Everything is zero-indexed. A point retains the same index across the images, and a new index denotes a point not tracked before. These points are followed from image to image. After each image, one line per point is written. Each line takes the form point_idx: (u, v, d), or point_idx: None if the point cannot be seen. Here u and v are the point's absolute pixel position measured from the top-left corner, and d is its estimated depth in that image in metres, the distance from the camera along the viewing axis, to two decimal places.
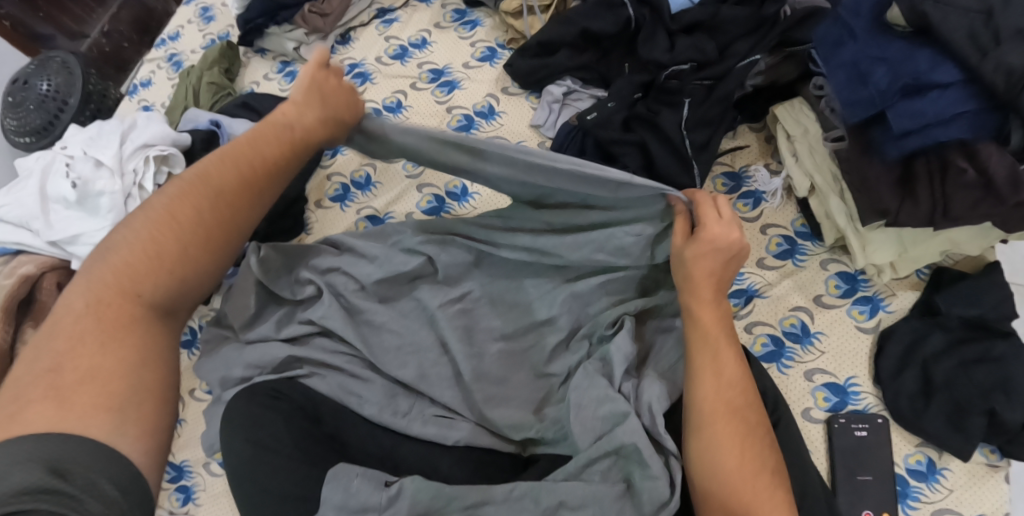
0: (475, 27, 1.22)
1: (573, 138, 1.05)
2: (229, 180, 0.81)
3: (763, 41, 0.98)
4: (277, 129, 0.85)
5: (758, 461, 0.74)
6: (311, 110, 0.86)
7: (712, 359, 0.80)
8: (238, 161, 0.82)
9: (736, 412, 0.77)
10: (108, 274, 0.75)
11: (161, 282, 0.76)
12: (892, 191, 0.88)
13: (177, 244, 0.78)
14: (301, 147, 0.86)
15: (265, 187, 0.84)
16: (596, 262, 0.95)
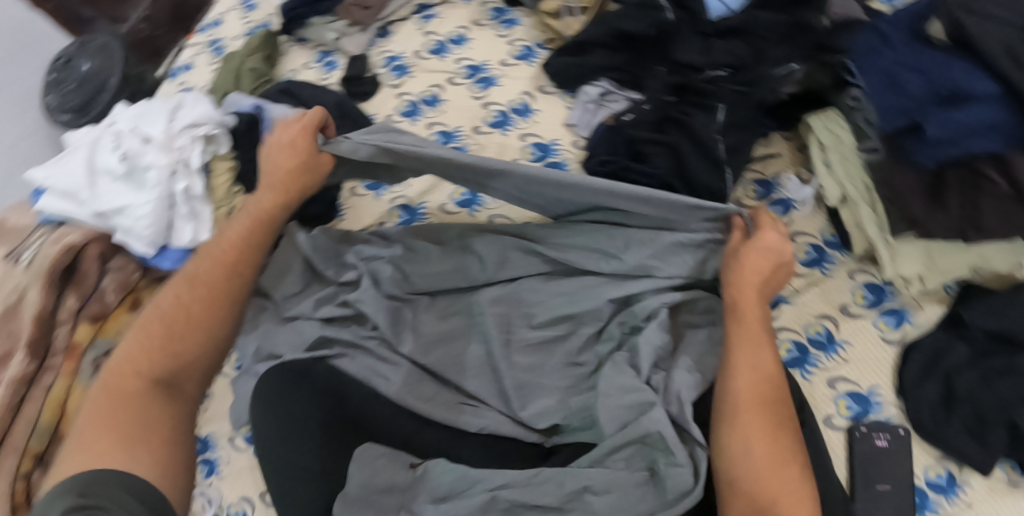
0: (513, 26, 1.24)
1: (607, 138, 1.07)
2: (237, 259, 0.96)
3: (799, 47, 1.00)
4: (251, 214, 0.98)
5: (787, 452, 0.78)
6: (269, 180, 0.97)
7: (744, 352, 0.84)
8: (225, 250, 0.96)
9: (767, 403, 0.80)
10: (118, 372, 0.89)
11: (159, 358, 0.89)
12: (924, 202, 0.90)
13: (162, 324, 0.91)
14: (271, 217, 0.98)
15: (252, 257, 0.97)
16: (647, 266, 0.99)
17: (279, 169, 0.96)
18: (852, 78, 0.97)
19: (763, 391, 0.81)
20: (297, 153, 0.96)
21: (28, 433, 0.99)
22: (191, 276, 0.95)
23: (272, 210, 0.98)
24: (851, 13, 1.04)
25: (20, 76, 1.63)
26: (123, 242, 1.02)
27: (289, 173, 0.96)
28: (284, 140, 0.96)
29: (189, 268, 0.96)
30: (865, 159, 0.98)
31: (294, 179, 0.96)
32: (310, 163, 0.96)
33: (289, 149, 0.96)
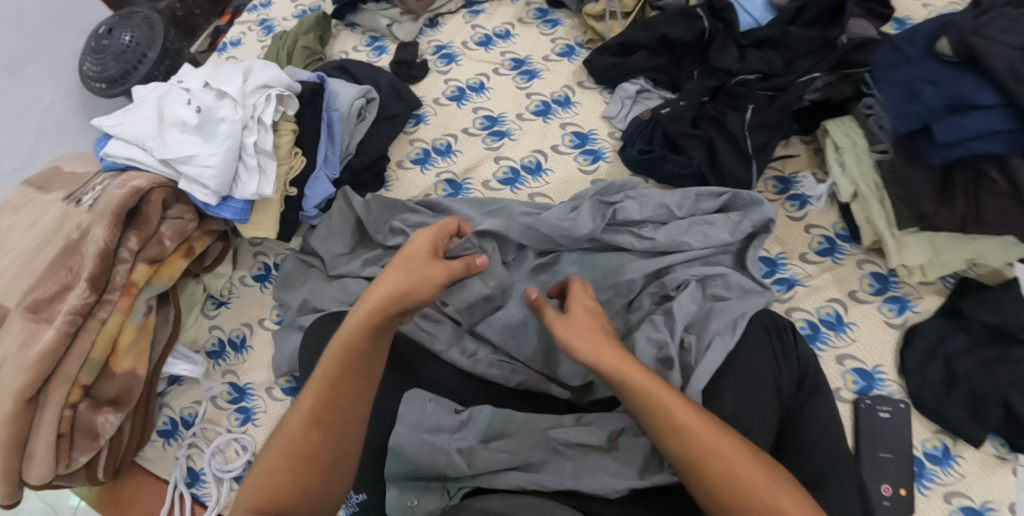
0: (555, 26, 1.35)
1: (644, 129, 1.19)
2: (329, 404, 0.83)
3: (825, 60, 1.12)
4: (338, 347, 0.85)
5: (710, 425, 0.81)
6: (365, 299, 0.86)
7: (633, 374, 0.84)
8: (313, 394, 0.84)
9: (675, 397, 0.83)
10: (281, 449, 0.83)
11: (324, 435, 0.83)
12: (932, 198, 1.01)
13: (337, 401, 0.84)
14: (354, 342, 0.84)
15: (344, 392, 0.84)
16: (679, 242, 1.09)
17: (384, 289, 0.86)
18: (869, 89, 1.10)
19: (648, 387, 0.83)
20: (426, 267, 0.88)
21: (80, 365, 1.04)
22: (286, 428, 0.83)
23: (359, 339, 0.85)
24: (867, 32, 1.16)
25: (58, 42, 1.48)
26: (187, 190, 1.09)
27: (395, 291, 0.86)
28: (414, 250, 0.89)
29: (300, 401, 0.85)
30: (876, 160, 1.09)
31: (393, 295, 0.85)
32: (428, 275, 0.87)
33: (405, 264, 0.88)
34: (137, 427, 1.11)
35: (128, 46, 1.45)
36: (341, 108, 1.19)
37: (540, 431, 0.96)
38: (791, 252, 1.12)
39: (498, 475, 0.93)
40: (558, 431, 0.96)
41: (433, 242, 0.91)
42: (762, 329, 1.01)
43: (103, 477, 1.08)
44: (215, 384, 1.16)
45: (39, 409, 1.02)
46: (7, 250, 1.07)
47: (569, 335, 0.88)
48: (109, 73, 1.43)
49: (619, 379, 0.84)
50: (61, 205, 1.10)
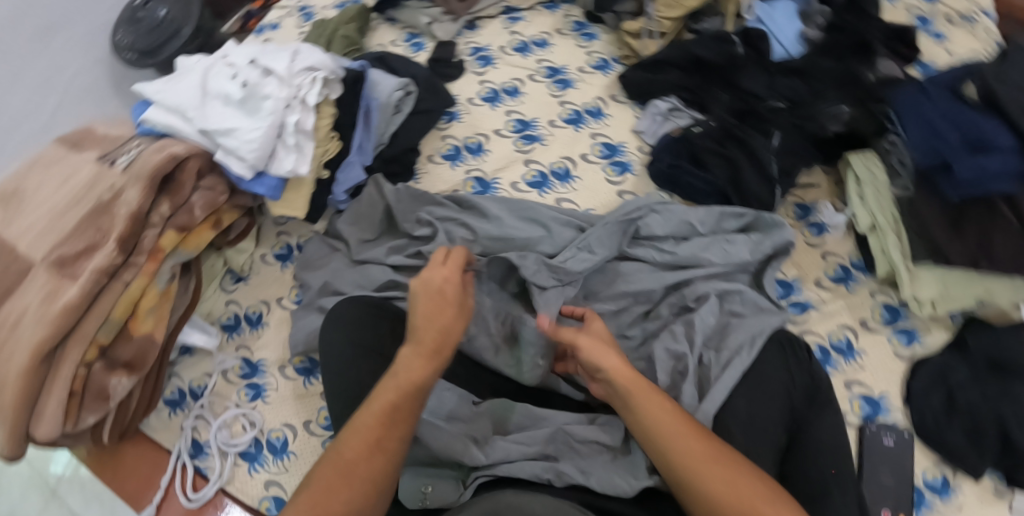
0: (592, 39, 1.39)
1: (672, 145, 1.21)
2: (390, 431, 0.82)
3: (849, 92, 1.18)
4: (401, 380, 0.85)
5: (731, 469, 0.85)
6: (421, 336, 0.87)
7: (666, 415, 0.88)
8: (375, 420, 0.82)
9: (703, 439, 0.87)
10: (330, 469, 0.80)
11: (379, 458, 0.81)
12: (944, 230, 1.06)
13: (395, 425, 0.83)
14: (418, 378, 0.85)
15: (403, 421, 0.83)
16: (702, 259, 1.12)
17: (435, 325, 0.88)
18: (892, 125, 1.15)
19: (680, 429, 0.87)
20: (451, 305, 0.90)
21: (100, 324, 1.04)
22: (343, 449, 0.81)
23: (422, 374, 0.85)
24: (893, 72, 1.20)
25: (92, 12, 1.47)
26: (223, 162, 1.09)
27: (442, 331, 0.88)
28: (432, 286, 0.91)
29: (357, 424, 0.82)
30: (896, 195, 1.14)
31: (445, 331, 0.88)
32: (459, 310, 0.90)
33: (440, 297, 0.90)
34: (145, 394, 1.11)
35: (163, 21, 1.49)
36: (380, 97, 1.21)
37: (556, 425, 0.99)
38: (807, 277, 1.15)
39: (514, 462, 0.95)
40: (573, 426, 0.99)
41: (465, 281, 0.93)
42: (777, 345, 1.04)
43: (108, 440, 1.09)
44: (228, 357, 1.16)
45: (54, 365, 1.02)
46: (38, 205, 1.09)
47: (610, 365, 0.92)
48: (141, 45, 1.48)
49: (648, 419, 0.89)
50: (94, 165, 1.11)
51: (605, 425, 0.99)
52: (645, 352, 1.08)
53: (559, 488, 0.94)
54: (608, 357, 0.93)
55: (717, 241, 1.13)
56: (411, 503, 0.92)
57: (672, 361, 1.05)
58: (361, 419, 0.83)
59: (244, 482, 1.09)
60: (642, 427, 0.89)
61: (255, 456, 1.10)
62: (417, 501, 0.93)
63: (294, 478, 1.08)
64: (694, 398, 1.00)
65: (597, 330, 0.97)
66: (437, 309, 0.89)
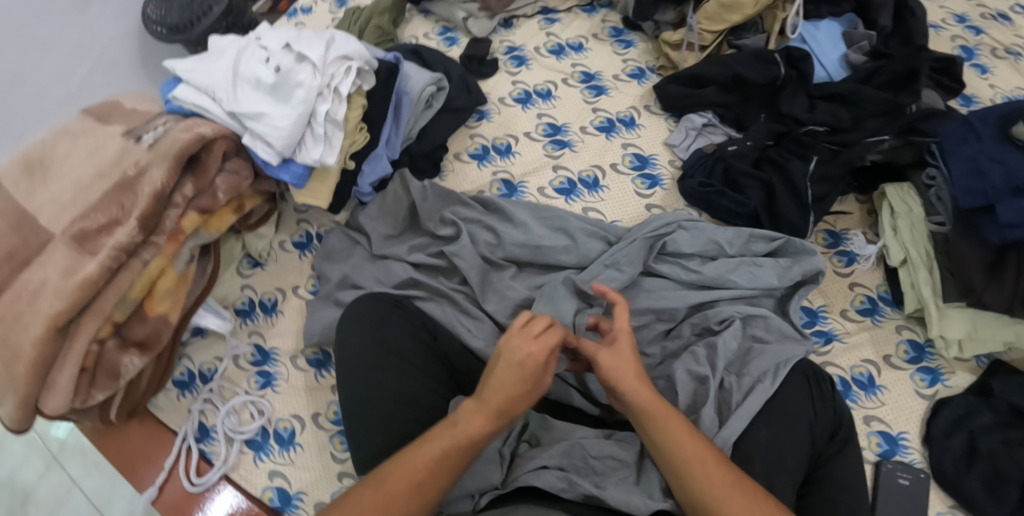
0: (629, 47, 1.37)
1: (705, 162, 1.21)
2: (436, 480, 0.82)
3: (893, 124, 1.14)
4: (459, 435, 0.84)
5: (752, 499, 0.84)
6: (490, 400, 0.85)
7: (684, 439, 0.88)
8: (424, 464, 0.82)
9: (720, 465, 0.87)
10: (368, 496, 0.81)
11: (417, 500, 0.81)
12: (981, 274, 1.05)
13: (439, 473, 0.82)
14: (476, 438, 0.84)
15: (449, 473, 0.83)
16: (730, 282, 1.10)
17: (507, 395, 0.85)
18: (933, 160, 1.12)
19: (699, 454, 0.87)
20: (525, 381, 0.85)
21: (117, 301, 1.02)
22: (388, 486, 0.81)
23: (481, 434, 0.84)
24: (934, 104, 1.18)
25: None
26: (250, 146, 1.08)
27: (510, 401, 0.85)
28: (516, 360, 0.86)
29: (407, 464, 0.82)
30: (932, 231, 1.12)
31: (516, 400, 0.85)
32: (536, 386, 0.86)
33: (520, 374, 0.85)
34: (155, 374, 1.10)
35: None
36: (412, 92, 1.19)
37: (574, 438, 0.99)
38: (833, 306, 1.14)
39: (531, 473, 0.93)
40: (589, 441, 0.97)
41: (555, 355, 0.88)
42: (802, 376, 1.03)
43: (114, 417, 1.07)
44: (240, 343, 1.15)
45: (68, 339, 1.01)
46: (61, 176, 1.07)
47: (629, 387, 0.91)
48: (172, 20, 1.41)
49: (666, 442, 0.88)
50: (122, 140, 1.09)
51: (621, 443, 0.98)
52: (665, 372, 1.07)
53: (571, 499, 0.92)
54: (633, 378, 0.91)
55: (747, 265, 1.12)
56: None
57: (694, 383, 1.03)
58: (410, 458, 0.83)
59: (248, 470, 1.08)
60: (660, 450, 0.89)
61: (262, 445, 1.09)
62: None
63: (299, 471, 1.07)
64: (713, 424, 0.98)
65: (623, 350, 0.94)
66: (515, 379, 0.85)
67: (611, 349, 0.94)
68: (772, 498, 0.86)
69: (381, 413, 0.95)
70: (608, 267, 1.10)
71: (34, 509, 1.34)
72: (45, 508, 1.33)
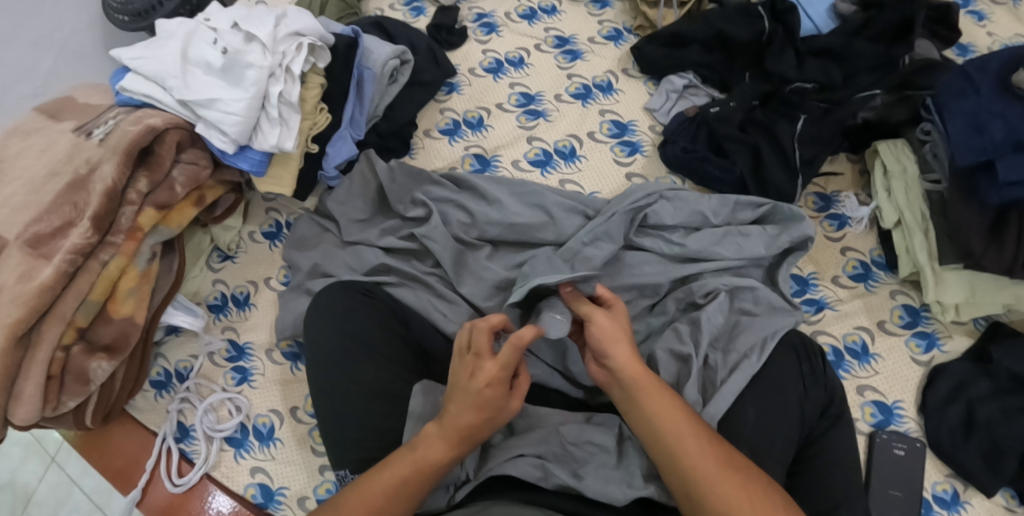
0: (604, 7, 1.31)
1: (687, 126, 1.16)
2: (393, 505, 0.79)
3: (886, 78, 1.12)
4: (420, 461, 0.81)
5: (743, 476, 0.79)
6: (451, 427, 0.81)
7: (675, 413, 0.83)
8: (382, 489, 0.80)
9: (716, 446, 0.81)
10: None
11: None
12: (982, 236, 0.99)
13: (398, 501, 0.79)
14: (437, 464, 0.81)
15: (408, 501, 0.80)
16: (716, 253, 1.05)
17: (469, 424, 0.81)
18: (928, 114, 1.07)
19: (693, 428, 0.82)
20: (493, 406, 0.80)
21: (78, 305, 0.99)
22: (345, 510, 0.79)
23: (442, 460, 0.81)
24: (929, 54, 1.13)
25: None
26: (204, 135, 1.03)
27: (471, 427, 0.81)
28: (473, 388, 0.80)
29: (366, 490, 0.80)
30: (927, 190, 1.07)
31: (479, 426, 0.81)
32: (501, 410, 0.81)
33: (478, 402, 0.80)
34: (130, 374, 1.06)
35: None
36: (373, 67, 1.13)
37: (552, 426, 0.95)
38: (824, 273, 1.09)
39: (506, 462, 0.91)
40: (567, 426, 0.95)
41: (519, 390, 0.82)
42: (791, 350, 0.99)
43: (91, 422, 1.04)
44: (214, 339, 1.11)
45: (30, 348, 0.97)
46: (13, 177, 1.01)
47: (633, 375, 0.85)
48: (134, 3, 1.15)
49: (655, 418, 0.83)
50: (72, 136, 1.03)
51: (601, 427, 0.95)
52: (648, 348, 1.03)
53: (548, 489, 0.90)
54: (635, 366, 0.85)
55: (729, 233, 1.07)
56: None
57: (676, 363, 0.99)
58: (371, 487, 0.80)
59: (229, 468, 1.05)
60: (649, 425, 0.83)
61: (241, 441, 1.06)
62: None
63: (280, 466, 1.04)
64: (697, 403, 0.95)
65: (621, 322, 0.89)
66: (473, 407, 0.80)
67: (614, 316, 0.89)
68: (762, 473, 0.80)
69: (347, 403, 0.92)
70: (585, 245, 1.05)
71: (36, 510, 1.31)
72: (46, 508, 1.30)
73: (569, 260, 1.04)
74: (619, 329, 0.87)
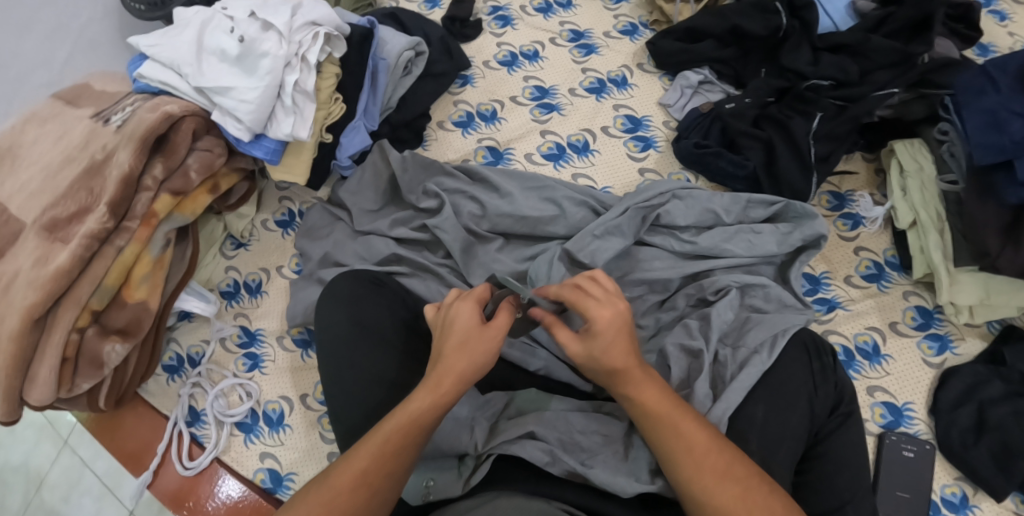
0: (621, 2, 1.31)
1: (700, 122, 1.16)
2: (382, 467, 0.80)
3: (903, 77, 1.09)
4: (405, 418, 0.82)
5: (743, 486, 0.80)
6: (434, 377, 0.84)
7: (672, 424, 0.84)
8: (370, 453, 0.80)
9: (717, 453, 0.82)
10: (321, 493, 0.78)
11: (367, 493, 0.79)
12: (998, 236, 0.98)
13: (388, 460, 0.80)
14: (423, 417, 0.82)
15: (397, 458, 0.80)
16: (725, 250, 1.05)
17: (453, 367, 0.83)
18: (947, 114, 1.06)
19: (687, 442, 0.82)
20: (475, 346, 0.84)
21: (92, 290, 1.00)
22: (333, 481, 0.79)
23: (428, 414, 0.82)
24: (949, 53, 1.11)
25: None
26: (220, 122, 1.04)
27: (453, 374, 0.83)
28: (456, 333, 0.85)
29: (354, 457, 0.80)
30: (944, 190, 1.06)
31: (460, 372, 0.83)
32: (484, 355, 0.84)
33: (462, 345, 0.84)
34: (143, 359, 1.08)
35: None
36: (388, 58, 1.14)
37: (561, 411, 0.96)
38: (836, 272, 1.09)
39: (513, 443, 0.91)
40: (573, 415, 0.95)
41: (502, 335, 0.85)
42: (802, 347, 0.98)
43: (104, 405, 1.05)
44: (226, 325, 1.12)
45: (45, 330, 0.99)
46: (29, 163, 1.03)
47: (630, 393, 0.85)
48: None
49: (653, 431, 0.84)
50: (89, 122, 1.05)
51: (608, 417, 0.96)
52: (657, 344, 1.03)
53: (555, 473, 0.90)
54: (630, 383, 0.85)
55: (740, 232, 1.07)
56: (413, 499, 0.90)
57: (687, 358, 0.99)
58: (361, 449, 0.81)
59: (239, 453, 1.06)
60: (650, 437, 0.85)
61: (251, 426, 1.07)
62: (421, 496, 0.90)
63: (290, 452, 1.05)
64: (707, 397, 0.94)
65: (596, 354, 0.84)
66: (455, 350, 0.84)
67: (585, 346, 0.85)
68: (762, 479, 0.81)
69: (351, 390, 0.93)
70: (597, 238, 1.05)
71: (49, 493, 1.32)
72: (59, 492, 1.32)
73: (579, 250, 1.04)
74: (627, 337, 0.84)
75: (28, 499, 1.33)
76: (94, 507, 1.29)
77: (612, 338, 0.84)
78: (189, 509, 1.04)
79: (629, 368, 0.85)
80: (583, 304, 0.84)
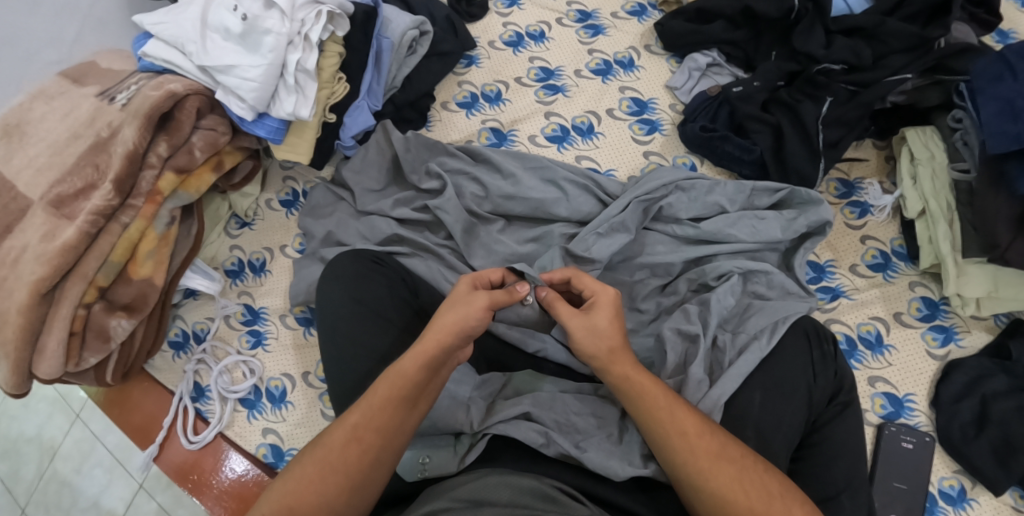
0: None
1: (708, 106, 1.15)
2: (372, 422, 0.81)
3: (919, 61, 1.07)
4: (395, 374, 0.83)
5: (737, 466, 0.80)
6: (425, 334, 0.84)
7: (664, 405, 0.84)
8: (362, 409, 0.82)
9: (709, 434, 0.82)
10: (319, 449, 0.81)
11: (362, 447, 0.80)
12: (1009, 227, 0.96)
13: (379, 416, 0.81)
14: (412, 373, 0.82)
15: (389, 412, 0.81)
16: (728, 236, 1.04)
17: (442, 322, 0.84)
18: (961, 101, 1.05)
19: (679, 424, 0.83)
20: (464, 306, 0.84)
21: (99, 265, 1.01)
22: (327, 438, 0.81)
23: (416, 369, 0.82)
24: (967, 39, 1.09)
25: None
26: (224, 101, 1.04)
27: (443, 332, 0.83)
28: (454, 295, 0.87)
29: (347, 415, 0.82)
30: (955, 179, 1.05)
31: (448, 328, 0.83)
32: (472, 312, 0.84)
33: (457, 302, 0.85)
34: (149, 334, 1.09)
35: None
36: (392, 37, 1.13)
37: (556, 392, 0.96)
38: (842, 261, 1.07)
39: (509, 423, 0.91)
40: (569, 397, 0.95)
41: (492, 301, 0.85)
42: (803, 335, 0.97)
43: (111, 379, 1.07)
44: (230, 302, 1.14)
45: (53, 303, 1.00)
46: (36, 139, 1.05)
47: (621, 369, 0.86)
48: None
49: (645, 414, 0.84)
50: (94, 100, 1.06)
51: (602, 399, 0.96)
52: (656, 329, 1.03)
53: (548, 455, 0.90)
54: (624, 364, 0.86)
55: (743, 218, 1.05)
56: (409, 476, 0.90)
57: (684, 342, 0.99)
58: (357, 406, 0.82)
59: (243, 428, 1.08)
60: (642, 422, 0.84)
61: (254, 403, 1.09)
62: (416, 472, 0.90)
63: (291, 427, 1.07)
64: (703, 382, 0.94)
65: (598, 325, 0.86)
66: (448, 309, 0.85)
67: (586, 318, 0.87)
68: (756, 459, 0.81)
69: (348, 365, 0.93)
70: (601, 236, 1.04)
71: (61, 464, 1.36)
72: (70, 463, 1.35)
73: (583, 251, 1.03)
74: (618, 321, 0.88)
75: (42, 469, 1.37)
76: (106, 479, 1.33)
77: (610, 315, 0.87)
78: (194, 482, 1.07)
79: (618, 347, 0.87)
80: (584, 280, 0.90)
